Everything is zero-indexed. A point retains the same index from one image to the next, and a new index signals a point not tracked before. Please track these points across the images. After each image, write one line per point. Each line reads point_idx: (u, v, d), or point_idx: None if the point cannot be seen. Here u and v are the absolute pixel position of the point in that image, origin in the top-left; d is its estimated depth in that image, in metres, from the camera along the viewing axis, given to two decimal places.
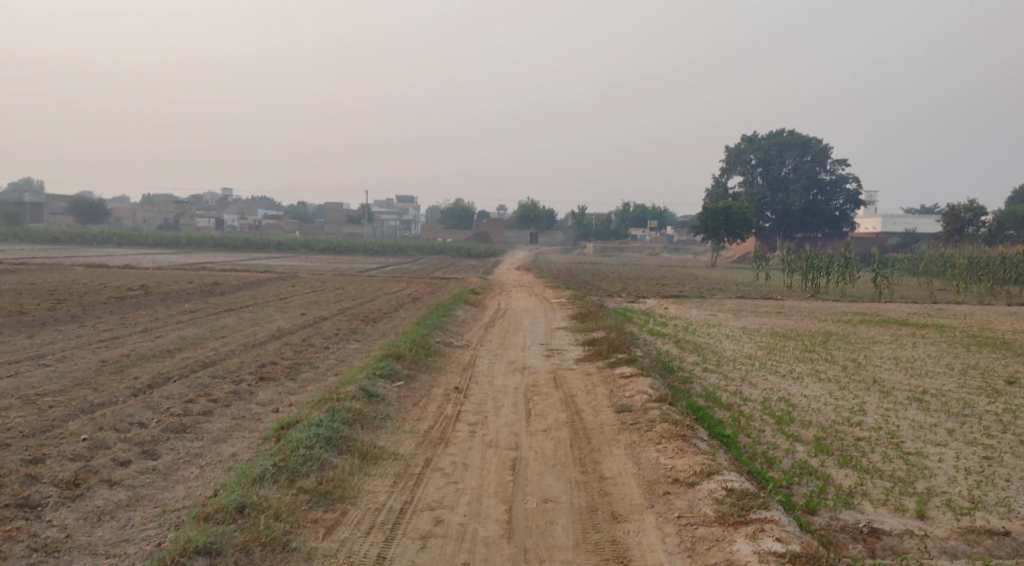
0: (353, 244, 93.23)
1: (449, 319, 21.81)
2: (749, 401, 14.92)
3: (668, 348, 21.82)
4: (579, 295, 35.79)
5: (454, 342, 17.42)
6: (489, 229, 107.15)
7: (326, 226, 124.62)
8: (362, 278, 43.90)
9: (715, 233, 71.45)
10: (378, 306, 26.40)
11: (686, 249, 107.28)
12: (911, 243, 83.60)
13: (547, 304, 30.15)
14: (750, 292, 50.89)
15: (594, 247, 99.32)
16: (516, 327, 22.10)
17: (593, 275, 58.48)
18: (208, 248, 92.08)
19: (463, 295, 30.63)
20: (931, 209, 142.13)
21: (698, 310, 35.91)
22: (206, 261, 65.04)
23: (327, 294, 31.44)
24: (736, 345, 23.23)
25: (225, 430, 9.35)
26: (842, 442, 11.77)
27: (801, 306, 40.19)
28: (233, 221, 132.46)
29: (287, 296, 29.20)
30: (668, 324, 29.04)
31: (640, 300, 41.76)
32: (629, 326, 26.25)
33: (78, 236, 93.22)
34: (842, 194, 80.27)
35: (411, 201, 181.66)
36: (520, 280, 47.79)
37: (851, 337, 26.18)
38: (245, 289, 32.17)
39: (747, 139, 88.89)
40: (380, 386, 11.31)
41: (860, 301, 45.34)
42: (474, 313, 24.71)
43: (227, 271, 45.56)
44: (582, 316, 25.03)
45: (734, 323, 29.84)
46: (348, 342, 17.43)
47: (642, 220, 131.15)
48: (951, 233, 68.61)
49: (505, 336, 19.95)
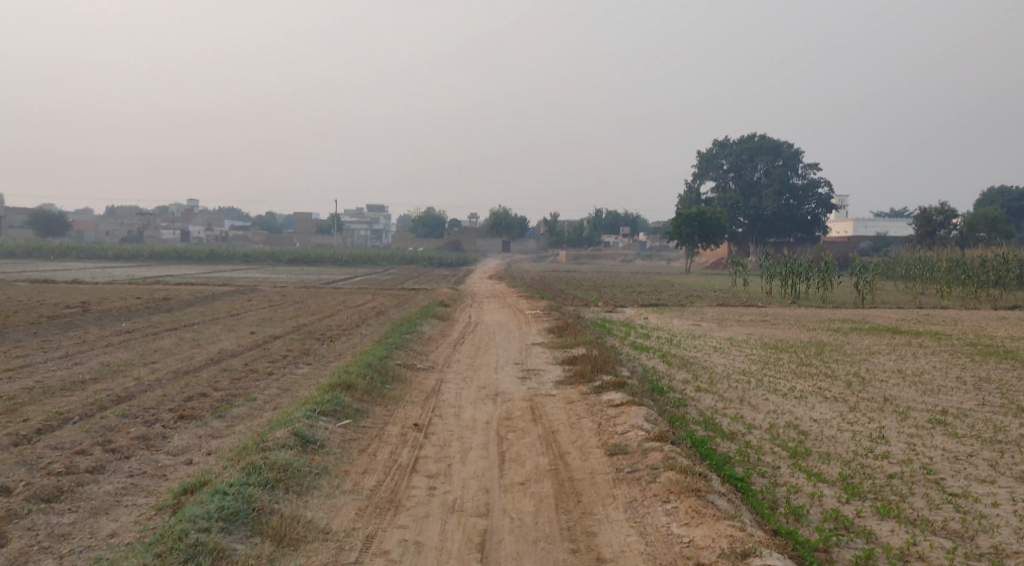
0: (321, 254, 90.99)
1: (412, 336, 19.78)
2: (754, 428, 13.05)
3: (653, 365, 19.92)
4: (556, 306, 33.88)
5: (416, 363, 15.44)
6: (460, 237, 105.12)
7: (295, 236, 122.01)
8: (327, 290, 41.84)
9: (689, 239, 69.91)
10: (337, 322, 24.37)
11: (659, 256, 105.68)
12: (884, 247, 82.57)
13: (520, 317, 28.28)
14: (729, 299, 49.39)
15: (566, 255, 97.61)
16: (487, 344, 20.12)
17: (567, 284, 56.70)
18: (171, 261, 89.43)
19: (432, 308, 28.64)
20: (901, 213, 141.90)
21: (680, 320, 34.11)
22: (167, 274, 62.74)
23: (285, 309, 29.34)
24: (726, 360, 21.39)
25: (107, 501, 7.32)
26: (873, 482, 9.94)
27: (784, 313, 38.63)
28: (199, 233, 129.48)
29: (240, 313, 27.08)
30: (651, 336, 27.18)
31: (617, 309, 39.98)
32: (610, 340, 24.41)
33: (35, 251, 90.24)
34: (815, 198, 79.23)
35: (383, 211, 179.59)
36: (493, 289, 45.96)
37: (846, 347, 24.43)
38: (196, 305, 29.97)
39: (719, 143, 87.63)
40: (322, 428, 9.32)
41: (842, 307, 43.87)
42: (441, 329, 22.71)
43: (183, 285, 43.34)
44: (560, 330, 23.12)
45: (719, 334, 28.04)
46: (297, 366, 15.43)
47: (615, 226, 129.74)
48: (923, 237, 67.26)
49: (475, 356, 17.97)
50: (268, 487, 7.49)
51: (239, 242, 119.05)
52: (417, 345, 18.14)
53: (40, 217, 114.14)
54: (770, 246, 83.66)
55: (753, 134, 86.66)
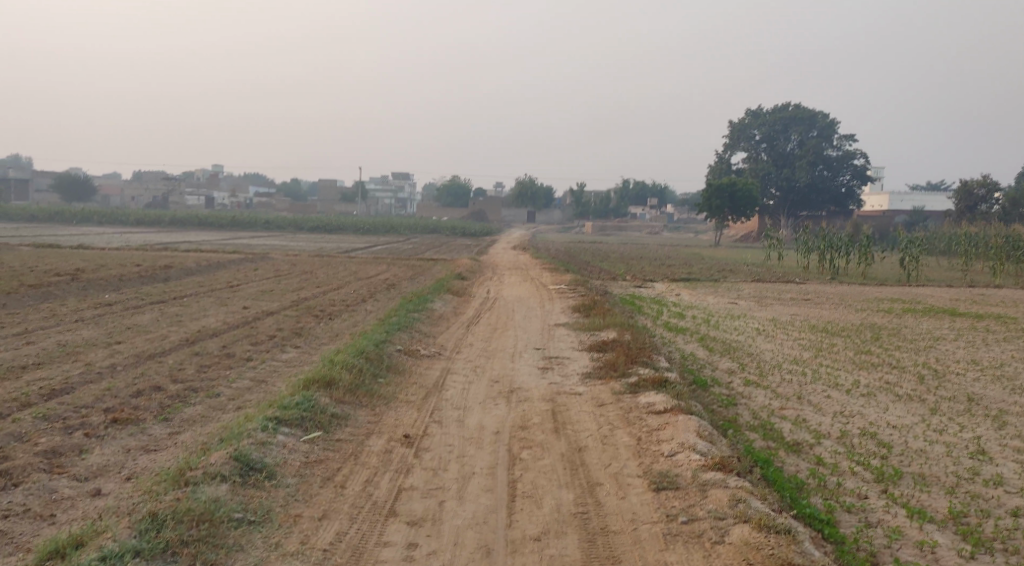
0: (343, 222, 89.11)
1: (421, 314, 17.53)
2: (823, 437, 10.76)
3: (691, 351, 17.56)
4: (581, 280, 31.49)
5: (419, 349, 13.22)
6: (485, 207, 102.54)
7: (318, 204, 120.05)
8: (342, 260, 39.66)
9: (719, 212, 67.20)
10: (342, 296, 22.16)
11: (688, 228, 102.67)
12: (921, 222, 79.28)
13: (543, 292, 26.04)
14: (764, 275, 46.84)
15: (592, 226, 95.02)
16: (504, 325, 17.84)
17: (593, 257, 54.24)
18: (192, 226, 87.82)
19: (447, 282, 26.37)
20: (939, 187, 137.68)
21: (716, 297, 31.61)
22: (181, 242, 60.75)
23: (289, 280, 27.18)
24: (773, 346, 18.99)
25: None
26: (995, 524, 7.77)
27: (827, 291, 36.11)
28: (222, 199, 127.86)
29: (239, 283, 24.93)
30: (686, 315, 24.75)
31: (648, 284, 37.60)
32: (641, 320, 22.09)
33: (57, 215, 89.08)
34: (849, 170, 76.11)
35: (408, 179, 177.41)
36: (516, 261, 43.66)
37: (905, 331, 21.89)
38: (196, 274, 27.88)
39: (750, 113, 84.30)
40: (280, 444, 7.25)
41: (887, 285, 41.09)
42: (454, 306, 20.43)
43: (191, 252, 41.35)
44: (587, 309, 20.78)
45: (760, 314, 25.53)
46: (281, 350, 13.28)
47: (643, 197, 126.66)
48: (962, 211, 64.27)
49: (492, 339, 15.73)
50: (171, 560, 5.58)
51: (263, 209, 117.26)
52: (425, 327, 15.91)
53: (64, 181, 112.77)
54: (803, 219, 80.64)
55: (786, 104, 83.35)
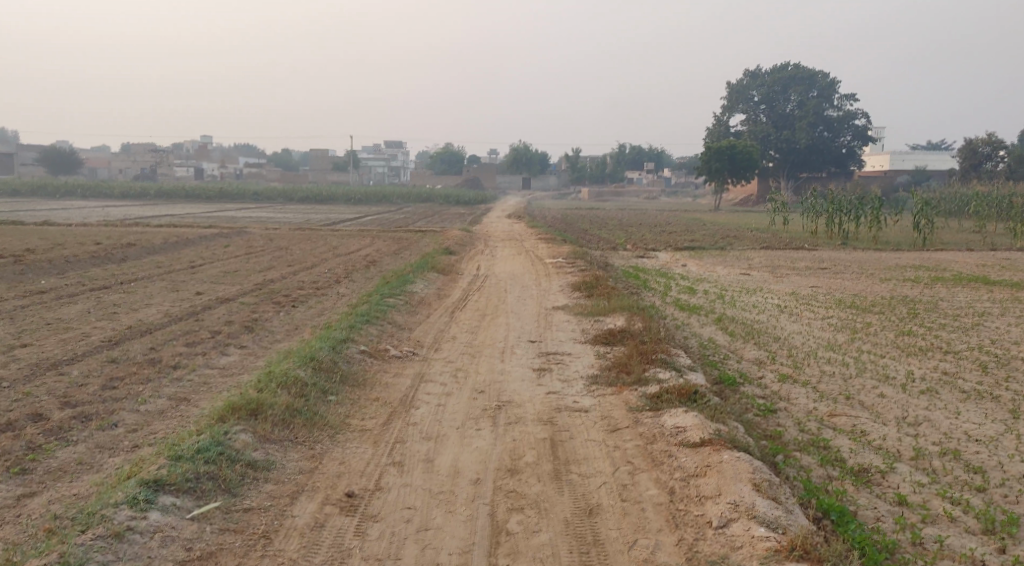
0: (334, 191, 86.53)
1: (397, 299, 15.15)
2: (895, 459, 8.42)
3: (711, 339, 15.19)
4: (581, 252, 29.08)
5: (388, 349, 10.88)
6: (479, 174, 99.92)
7: (309, 174, 117.13)
8: (325, 234, 37.17)
9: (718, 174, 64.63)
10: (315, 277, 19.71)
11: (685, 192, 100.01)
12: (925, 182, 76.94)
13: (539, 267, 23.73)
14: (772, 241, 44.50)
15: (589, 191, 92.46)
16: (495, 311, 15.43)
17: (592, 224, 51.79)
18: (178, 199, 85.15)
19: (435, 257, 23.96)
20: (940, 147, 135.19)
21: (726, 268, 29.22)
22: (162, 216, 57.96)
23: (261, 258, 24.70)
24: (801, 328, 16.64)
25: None
26: None
27: (844, 258, 33.74)
28: (212, 171, 124.90)
29: (201, 263, 22.44)
30: (697, 291, 22.38)
31: (651, 254, 35.24)
32: (648, 298, 19.77)
33: (39, 189, 86.44)
34: (851, 130, 73.65)
35: (400, 148, 174.51)
36: (510, 231, 41.33)
37: (944, 306, 19.57)
38: (158, 253, 25.37)
39: (748, 73, 81.48)
40: (142, 557, 5.41)
41: (903, 250, 38.71)
42: (437, 288, 17.99)
43: (165, 227, 38.85)
44: (589, 288, 18.37)
45: (777, 288, 23.16)
46: (221, 352, 10.89)
47: (639, 162, 123.98)
48: (968, 170, 61.62)
49: (479, 331, 13.34)
50: None
51: (253, 180, 114.28)
52: (402, 317, 13.53)
53: (51, 154, 109.81)
54: (804, 182, 78.21)
55: (786, 63, 80.58)
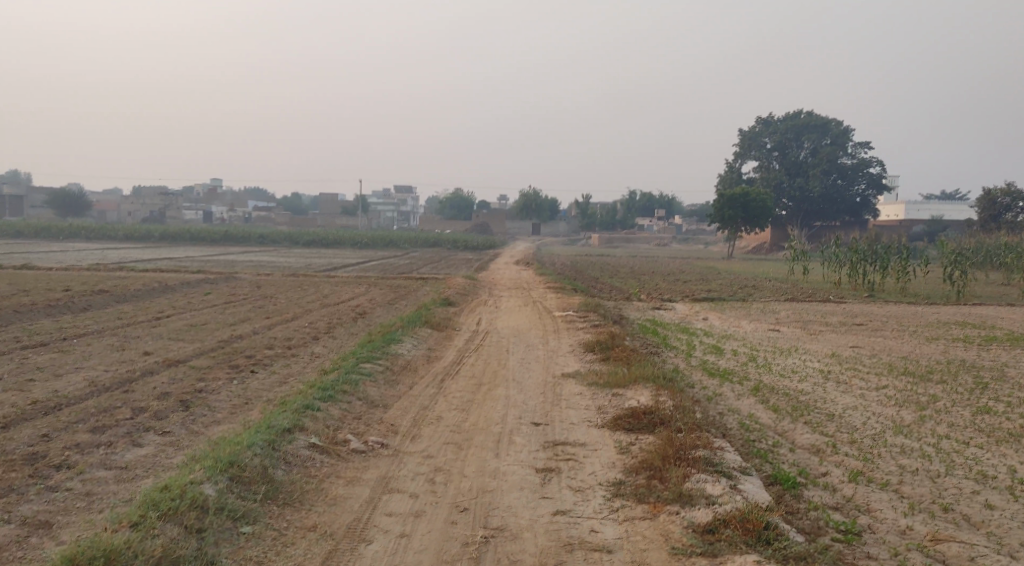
0: (341, 235, 84.51)
1: (375, 364, 12.62)
2: None
3: (753, 417, 12.55)
4: (593, 304, 26.63)
5: (350, 440, 8.38)
6: (488, 219, 97.81)
7: (317, 218, 115.04)
8: (321, 281, 34.75)
9: (731, 222, 62.29)
10: (289, 333, 17.20)
11: (697, 239, 97.69)
12: (942, 231, 74.46)
13: (545, 321, 21.33)
14: (794, 292, 41.95)
15: (599, 238, 90.20)
16: (493, 381, 12.85)
17: (602, 272, 49.35)
18: (182, 242, 83.10)
19: (431, 310, 21.49)
20: (956, 197, 133.03)
21: (752, 323, 26.63)
22: (158, 260, 55.70)
23: (239, 308, 22.27)
24: (855, 401, 13.99)
25: None
26: None
27: (877, 313, 31.12)
28: (220, 214, 122.91)
29: (169, 313, 20.09)
30: (724, 351, 19.77)
31: (667, 306, 32.71)
32: (670, 361, 17.27)
33: (42, 230, 84.56)
34: (865, 179, 71.47)
35: (410, 193, 173.02)
36: (518, 279, 38.88)
37: (1011, 374, 17.00)
38: (127, 302, 22.97)
39: (760, 121, 79.38)
40: None
41: (938, 304, 36.11)
42: (429, 348, 15.50)
43: (151, 272, 36.39)
44: (603, 350, 15.80)
45: (814, 349, 20.54)
46: (131, 444, 8.35)
47: (650, 209, 121.79)
48: (986, 221, 58.91)
49: (470, 409, 10.75)
50: None
51: (260, 224, 112.30)
52: (379, 392, 10.98)
53: (60, 197, 108.40)
54: (818, 230, 75.79)
55: (799, 111, 78.44)
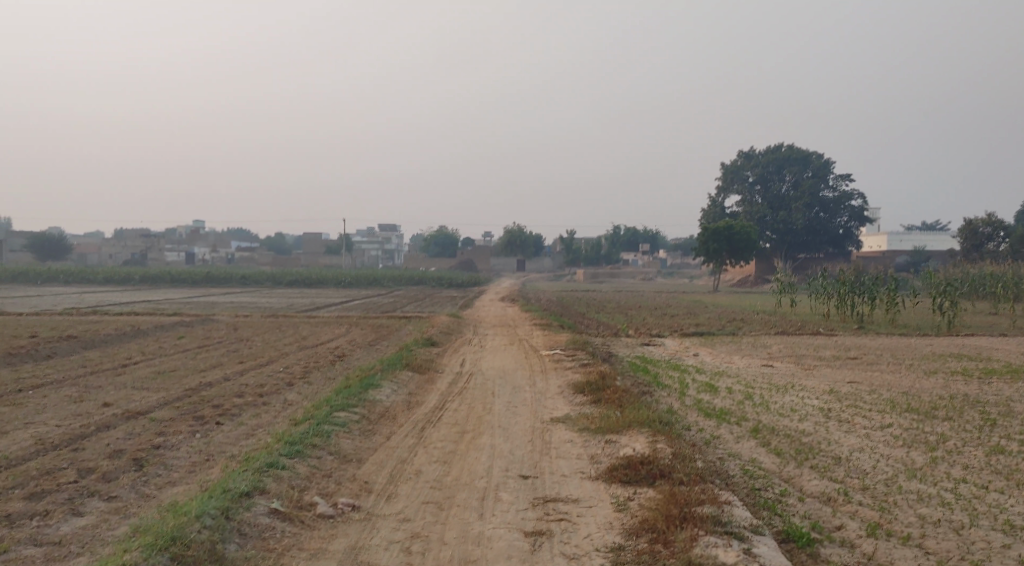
0: (324, 275, 83.58)
1: (350, 413, 11.77)
2: None
3: (756, 462, 11.75)
4: (581, 341, 25.85)
5: (317, 503, 7.57)
6: (473, 257, 97.14)
7: (301, 257, 114.13)
8: (301, 321, 33.81)
9: (716, 255, 61.86)
10: (262, 379, 16.31)
11: (681, 273, 97.27)
12: (926, 261, 74.26)
13: (532, 360, 20.52)
14: (783, 325, 41.31)
15: (584, 273, 89.67)
16: (477, 428, 12.00)
17: (589, 307, 48.63)
18: (163, 284, 81.91)
19: (413, 350, 20.65)
20: (939, 227, 133.51)
21: (744, 359, 25.88)
22: (138, 302, 54.55)
23: (212, 352, 21.36)
24: (861, 442, 13.21)
25: None
26: None
27: (870, 345, 30.43)
28: (204, 255, 121.72)
29: (137, 360, 19.16)
30: (718, 389, 18.98)
31: (656, 341, 32.03)
32: (663, 400, 16.48)
33: (21, 274, 83.17)
34: (847, 211, 71.28)
35: (394, 231, 172.48)
36: (504, 316, 38.10)
37: (1019, 409, 16.27)
38: (96, 348, 22.02)
39: (742, 154, 79.28)
40: None
41: (931, 335, 35.49)
42: (410, 393, 14.64)
43: (126, 315, 35.41)
44: (593, 391, 14.98)
45: (811, 385, 19.78)
46: (70, 514, 7.47)
47: (634, 243, 121.50)
48: (969, 251, 58.46)
49: (452, 462, 9.91)
50: None
51: (244, 264, 111.26)
52: (354, 444, 10.12)
53: (40, 240, 106.96)
54: (803, 262, 75.44)
55: (780, 144, 78.42)
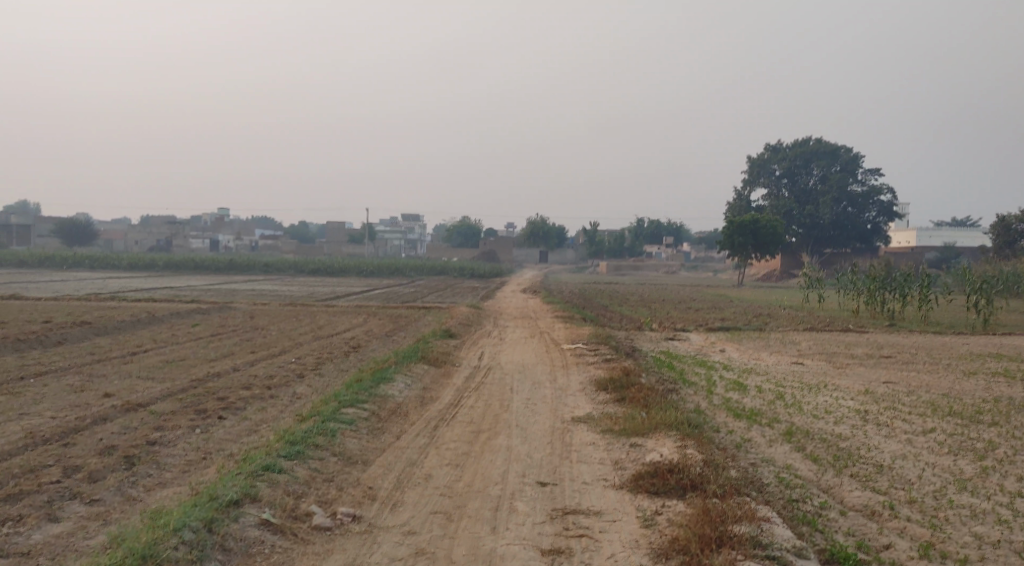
0: (346, 264, 83.15)
1: (359, 409, 11.10)
2: None
3: (792, 470, 10.98)
4: (603, 334, 25.11)
5: (313, 513, 6.93)
6: (495, 247, 96.45)
7: (325, 246, 113.87)
8: (320, 310, 33.23)
9: (741, 249, 60.79)
10: (272, 370, 15.68)
11: (705, 267, 96.15)
12: (955, 258, 72.73)
13: (553, 354, 19.79)
14: (811, 321, 40.31)
15: (607, 265, 88.75)
16: (494, 427, 11.30)
17: (612, 300, 47.79)
18: (186, 271, 81.77)
19: (430, 342, 19.96)
20: (968, 224, 131.28)
21: (774, 356, 25.01)
22: (159, 288, 54.30)
23: (224, 341, 20.78)
24: (904, 450, 12.42)
25: None
26: None
27: (902, 344, 29.46)
28: (228, 242, 121.80)
29: (146, 348, 18.59)
30: (748, 388, 18.16)
31: (680, 335, 31.21)
32: (690, 399, 15.73)
33: (46, 260, 83.31)
34: (876, 206, 69.89)
35: (417, 220, 172.15)
36: (525, 307, 37.39)
37: None
38: (107, 335, 21.50)
39: (770, 147, 77.94)
40: None
41: (964, 334, 34.41)
42: (425, 387, 13.96)
43: (143, 302, 34.98)
44: (616, 389, 14.23)
45: (845, 385, 18.95)
46: (44, 519, 6.91)
47: (658, 236, 120.36)
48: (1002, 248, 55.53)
49: (465, 466, 9.22)
50: None
51: (267, 252, 111.21)
52: (361, 445, 9.45)
53: (66, 225, 107.24)
54: (830, 257, 74.13)
55: (808, 137, 76.98)
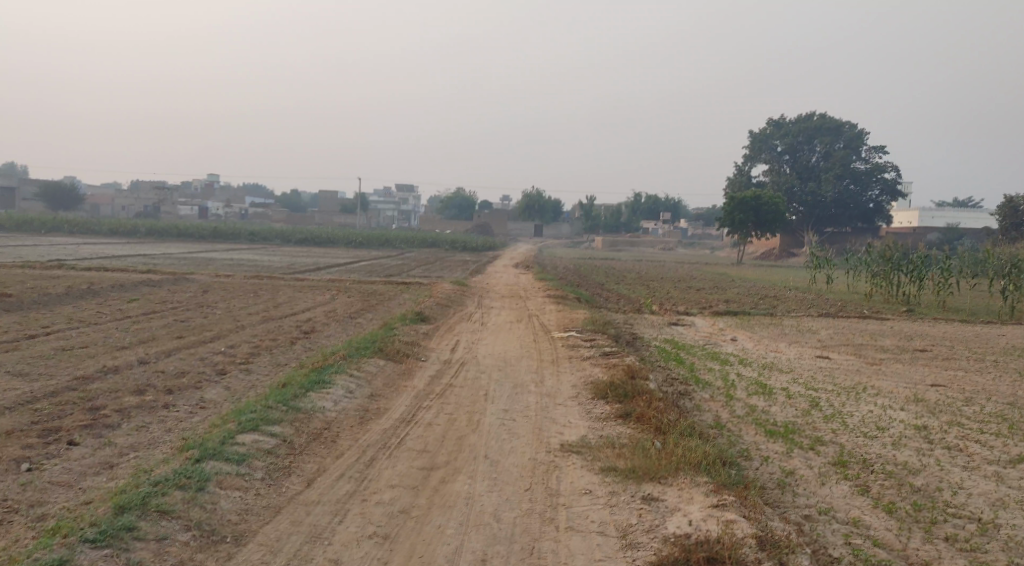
0: (335, 234, 79.51)
1: (263, 437, 7.98)
2: None
3: (863, 531, 7.94)
4: (600, 318, 21.94)
5: None
6: (489, 220, 92.82)
7: (315, 215, 109.98)
8: (286, 284, 29.79)
9: (742, 226, 57.43)
10: (186, 364, 12.47)
11: (704, 243, 92.77)
12: (961, 240, 69.54)
13: (539, 345, 16.64)
14: (821, 306, 37.07)
15: (603, 240, 85.24)
16: (455, 460, 8.22)
17: (609, 277, 44.47)
18: (167, 238, 77.87)
19: (395, 328, 16.74)
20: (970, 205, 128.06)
21: (793, 347, 21.85)
22: (128, 256, 50.45)
23: (153, 322, 17.53)
24: (999, 494, 9.38)
25: None
26: None
27: (932, 334, 26.32)
28: (217, 209, 117.53)
29: (48, 331, 15.31)
30: (774, 391, 15.02)
31: (684, 320, 27.98)
32: (709, 411, 12.57)
33: (23, 224, 79.14)
34: (880, 184, 66.55)
35: (411, 191, 168.34)
36: (514, 285, 34.08)
37: None
38: (16, 312, 18.21)
39: (773, 121, 74.27)
40: None
41: (992, 323, 31.25)
42: (375, 394, 10.81)
43: (93, 271, 31.45)
44: (621, 399, 11.10)
45: (888, 390, 15.84)
46: None
47: (655, 211, 116.86)
48: (1008, 231, 51.34)
49: (396, 559, 6.14)
50: None
51: (256, 220, 107.37)
52: (243, 519, 6.43)
53: (51, 188, 102.66)
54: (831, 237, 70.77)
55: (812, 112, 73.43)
